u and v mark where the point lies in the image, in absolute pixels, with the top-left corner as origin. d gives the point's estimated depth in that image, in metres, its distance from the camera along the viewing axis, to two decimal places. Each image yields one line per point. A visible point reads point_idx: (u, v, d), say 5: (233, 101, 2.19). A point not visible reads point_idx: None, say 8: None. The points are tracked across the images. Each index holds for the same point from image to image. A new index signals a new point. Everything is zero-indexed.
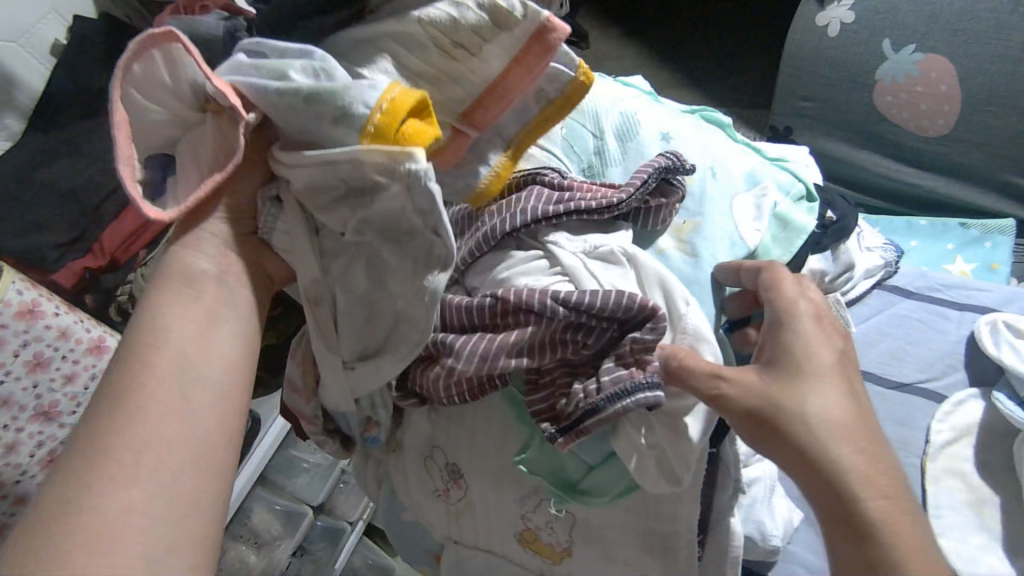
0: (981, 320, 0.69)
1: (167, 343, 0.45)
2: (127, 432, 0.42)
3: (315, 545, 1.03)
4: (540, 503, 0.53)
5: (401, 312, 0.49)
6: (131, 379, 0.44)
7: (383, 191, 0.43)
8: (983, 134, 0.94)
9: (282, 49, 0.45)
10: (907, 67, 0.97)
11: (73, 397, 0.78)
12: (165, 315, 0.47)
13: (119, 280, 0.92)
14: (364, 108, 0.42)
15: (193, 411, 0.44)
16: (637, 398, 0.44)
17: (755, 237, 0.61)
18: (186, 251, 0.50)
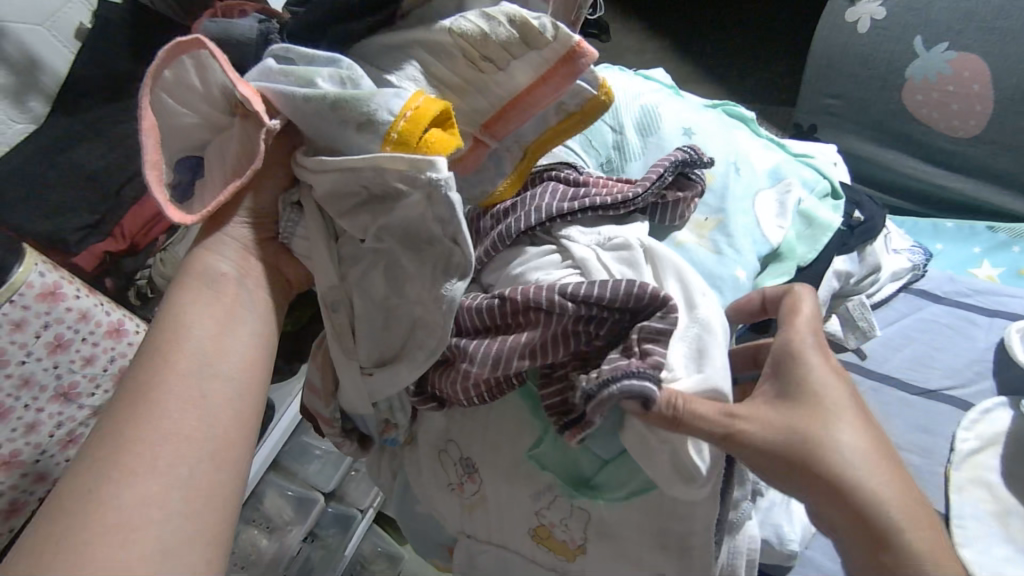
0: (1011, 328, 0.67)
1: (188, 338, 0.47)
2: (144, 424, 0.43)
3: (326, 531, 1.04)
4: (554, 499, 0.53)
5: (418, 319, 0.50)
6: (152, 373, 0.45)
7: (405, 198, 0.46)
8: (1017, 136, 0.92)
9: (307, 55, 0.48)
10: (939, 65, 0.95)
11: (93, 379, 0.80)
12: (187, 311, 0.48)
13: (138, 264, 0.95)
14: (388, 115, 0.44)
15: (210, 406, 0.45)
16: (624, 386, 0.42)
17: (777, 234, 0.60)
18: (209, 252, 0.52)
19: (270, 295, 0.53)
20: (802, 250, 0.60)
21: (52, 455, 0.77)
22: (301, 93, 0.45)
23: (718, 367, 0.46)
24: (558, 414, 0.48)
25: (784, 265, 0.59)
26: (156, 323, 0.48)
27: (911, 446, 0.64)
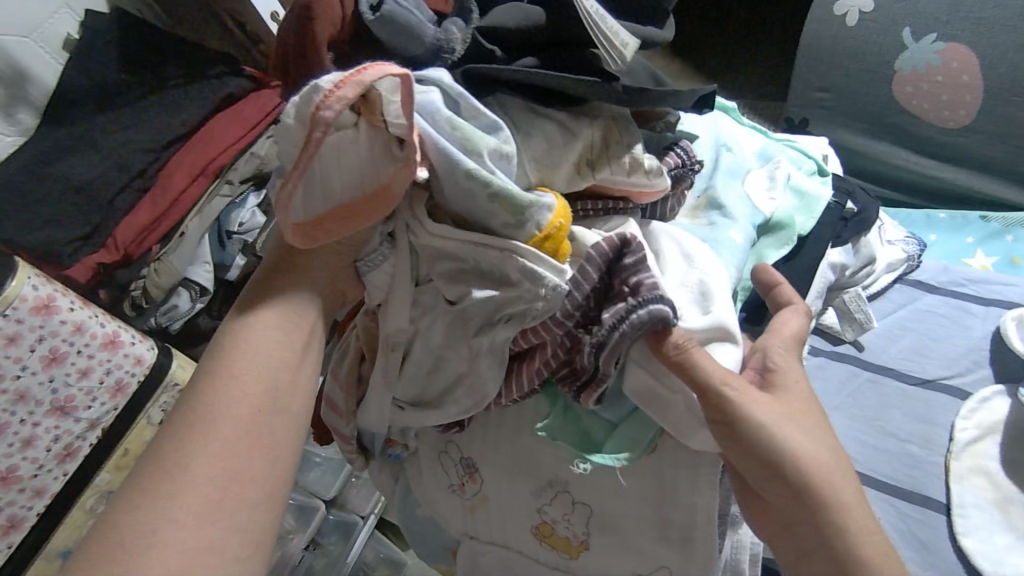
0: (1006, 316, 0.67)
1: (257, 364, 0.44)
2: (204, 453, 0.39)
3: (328, 539, 1.03)
4: (556, 495, 0.53)
5: (464, 375, 0.50)
6: (216, 397, 0.42)
7: (516, 288, 0.44)
8: (1007, 124, 0.92)
9: (476, 110, 0.42)
10: (929, 56, 0.95)
11: (89, 391, 0.83)
12: (259, 335, 0.45)
13: (133, 274, 0.97)
14: (537, 224, 0.44)
15: (273, 444, 0.42)
16: (633, 320, 0.42)
17: (769, 205, 0.59)
18: (285, 278, 0.49)
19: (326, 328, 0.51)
20: (800, 220, 0.60)
21: (50, 469, 0.81)
22: (466, 167, 0.41)
23: (723, 305, 0.46)
24: (569, 379, 0.47)
25: (781, 236, 0.59)
26: (224, 341, 0.45)
27: (909, 436, 0.64)
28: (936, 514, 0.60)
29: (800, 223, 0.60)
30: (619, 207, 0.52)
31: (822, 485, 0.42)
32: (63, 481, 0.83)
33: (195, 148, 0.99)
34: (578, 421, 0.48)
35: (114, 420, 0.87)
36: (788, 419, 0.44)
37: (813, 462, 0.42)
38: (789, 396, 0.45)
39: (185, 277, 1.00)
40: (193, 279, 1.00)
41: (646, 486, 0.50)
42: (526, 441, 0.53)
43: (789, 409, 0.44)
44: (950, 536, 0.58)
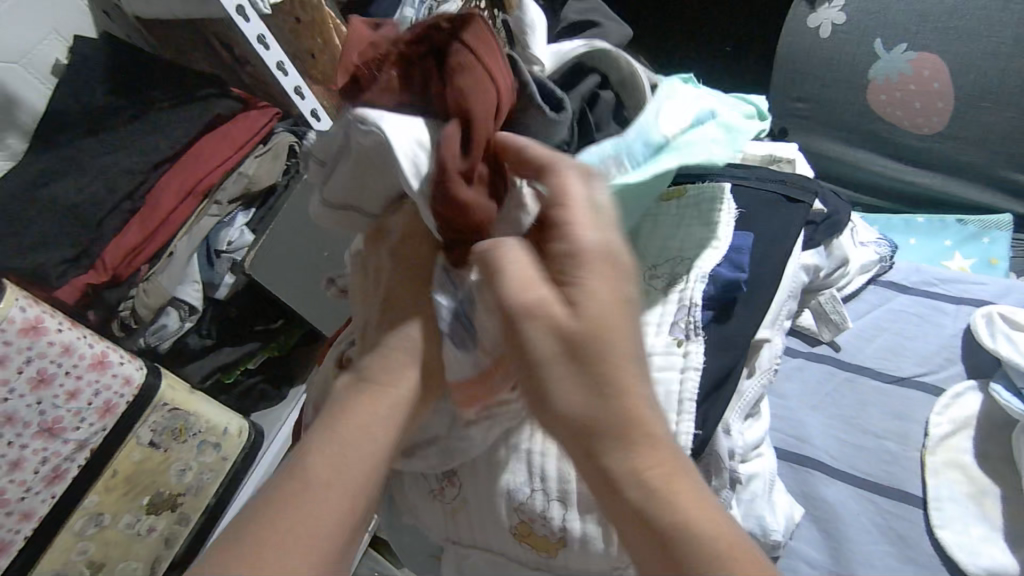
0: (977, 313, 0.68)
1: (352, 456, 0.47)
2: (289, 548, 0.44)
3: None
4: (537, 491, 0.52)
5: (441, 438, 0.54)
6: (304, 493, 0.46)
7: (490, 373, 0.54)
8: (980, 130, 0.94)
9: None
10: (900, 66, 0.98)
11: (77, 413, 0.84)
12: (359, 422, 0.49)
13: (122, 294, 0.97)
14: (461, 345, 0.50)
15: (338, 541, 0.46)
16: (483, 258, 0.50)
17: (678, 125, 0.53)
18: (390, 361, 0.52)
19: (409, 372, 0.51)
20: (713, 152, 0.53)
21: (37, 491, 0.82)
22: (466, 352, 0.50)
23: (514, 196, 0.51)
24: None
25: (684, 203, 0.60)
26: (327, 421, 0.49)
27: (886, 432, 0.65)
28: (914, 508, 0.61)
29: (710, 153, 0.52)
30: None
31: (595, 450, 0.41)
32: (51, 504, 0.84)
33: (184, 170, 1.00)
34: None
35: (103, 440, 0.87)
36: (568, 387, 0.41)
37: (612, 418, 0.40)
38: (589, 321, 0.40)
39: (174, 296, 1.00)
40: (182, 299, 1.01)
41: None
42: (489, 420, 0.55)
43: (560, 369, 0.41)
44: (927, 529, 0.60)
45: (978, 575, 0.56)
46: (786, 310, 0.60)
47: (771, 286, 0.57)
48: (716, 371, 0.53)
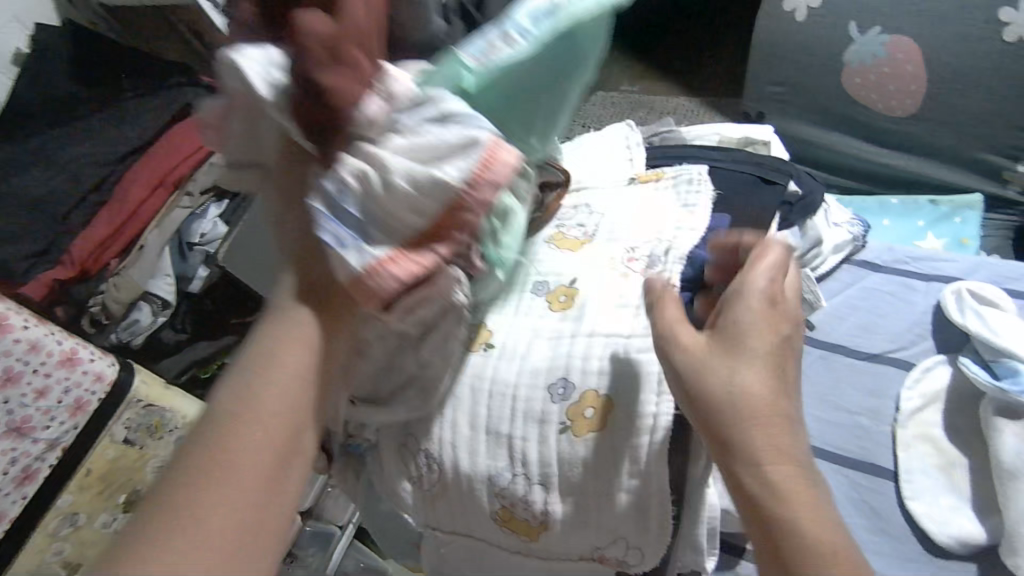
0: (947, 289, 0.70)
1: (271, 424, 0.38)
2: (213, 550, 0.34)
3: (306, 550, 1.03)
4: (518, 473, 0.51)
5: (412, 377, 0.55)
6: (220, 480, 0.36)
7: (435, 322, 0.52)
8: (950, 112, 0.96)
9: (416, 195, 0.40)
10: (875, 49, 0.98)
11: (47, 412, 0.82)
12: (270, 381, 0.39)
13: (91, 290, 0.95)
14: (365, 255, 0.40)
15: (278, 526, 0.38)
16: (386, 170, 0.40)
17: None
18: (286, 316, 0.42)
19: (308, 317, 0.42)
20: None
21: (8, 493, 0.80)
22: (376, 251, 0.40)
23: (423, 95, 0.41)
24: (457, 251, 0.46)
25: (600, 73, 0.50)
26: (228, 387, 0.39)
27: (859, 409, 0.66)
28: (885, 482, 0.62)
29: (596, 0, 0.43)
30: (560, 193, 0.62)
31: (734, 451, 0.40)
32: (23, 506, 0.82)
33: (152, 161, 0.98)
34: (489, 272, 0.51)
35: (74, 439, 0.85)
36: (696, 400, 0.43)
37: (745, 426, 0.40)
38: (720, 346, 0.43)
39: (146, 289, 0.97)
40: (154, 293, 0.98)
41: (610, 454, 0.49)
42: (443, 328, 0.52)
43: (719, 374, 0.42)
44: (899, 501, 0.61)
45: (947, 543, 0.58)
46: None
47: None
48: None
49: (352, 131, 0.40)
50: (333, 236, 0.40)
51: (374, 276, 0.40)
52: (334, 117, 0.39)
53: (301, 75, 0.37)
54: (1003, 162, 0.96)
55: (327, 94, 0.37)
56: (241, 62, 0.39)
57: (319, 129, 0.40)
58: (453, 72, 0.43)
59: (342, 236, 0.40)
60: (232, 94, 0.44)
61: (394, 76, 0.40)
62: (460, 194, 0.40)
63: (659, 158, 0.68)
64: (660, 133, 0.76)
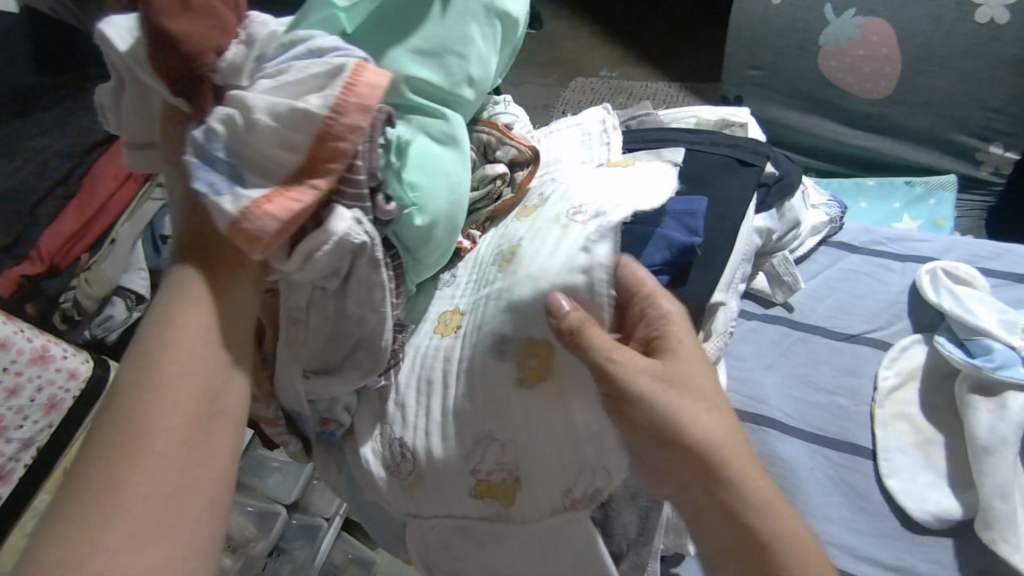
0: (921, 270, 0.71)
1: (180, 390, 0.41)
2: (143, 514, 0.37)
3: (292, 544, 1.02)
4: (488, 449, 0.50)
5: (362, 338, 0.51)
6: (139, 451, 0.38)
7: (353, 282, 0.47)
8: (924, 94, 0.97)
9: (285, 125, 0.41)
10: (850, 31, 0.99)
11: (19, 410, 0.80)
12: (175, 351, 0.42)
13: (63, 284, 0.93)
14: (233, 199, 0.40)
15: (211, 486, 0.40)
16: (256, 110, 0.41)
17: None
18: (185, 282, 0.45)
19: (197, 275, 0.45)
20: None
21: None
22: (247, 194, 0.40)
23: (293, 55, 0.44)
24: (350, 189, 0.44)
25: (493, 27, 0.54)
26: (134, 366, 0.41)
27: (837, 388, 0.67)
28: (864, 461, 0.63)
29: None
30: (530, 168, 0.61)
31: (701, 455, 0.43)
32: None
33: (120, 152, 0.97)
34: (405, 219, 0.48)
35: (49, 438, 0.83)
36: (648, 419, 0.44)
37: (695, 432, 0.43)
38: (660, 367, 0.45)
39: (119, 284, 0.93)
40: (128, 287, 0.94)
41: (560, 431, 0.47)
42: (358, 274, 0.46)
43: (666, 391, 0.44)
44: (877, 479, 0.62)
45: (924, 520, 0.58)
46: (739, 272, 0.60)
47: (724, 247, 0.57)
48: None
49: (217, 81, 0.44)
50: (206, 182, 0.41)
51: (249, 218, 0.40)
52: (191, 65, 0.42)
53: (149, 27, 0.41)
54: (975, 144, 0.97)
55: (177, 43, 0.41)
56: (108, 29, 0.44)
57: (185, 84, 0.43)
58: (325, 14, 0.50)
59: (216, 182, 0.41)
60: (120, 72, 0.47)
61: (253, 21, 0.44)
62: (325, 122, 0.41)
63: (637, 142, 0.67)
64: (638, 116, 0.75)
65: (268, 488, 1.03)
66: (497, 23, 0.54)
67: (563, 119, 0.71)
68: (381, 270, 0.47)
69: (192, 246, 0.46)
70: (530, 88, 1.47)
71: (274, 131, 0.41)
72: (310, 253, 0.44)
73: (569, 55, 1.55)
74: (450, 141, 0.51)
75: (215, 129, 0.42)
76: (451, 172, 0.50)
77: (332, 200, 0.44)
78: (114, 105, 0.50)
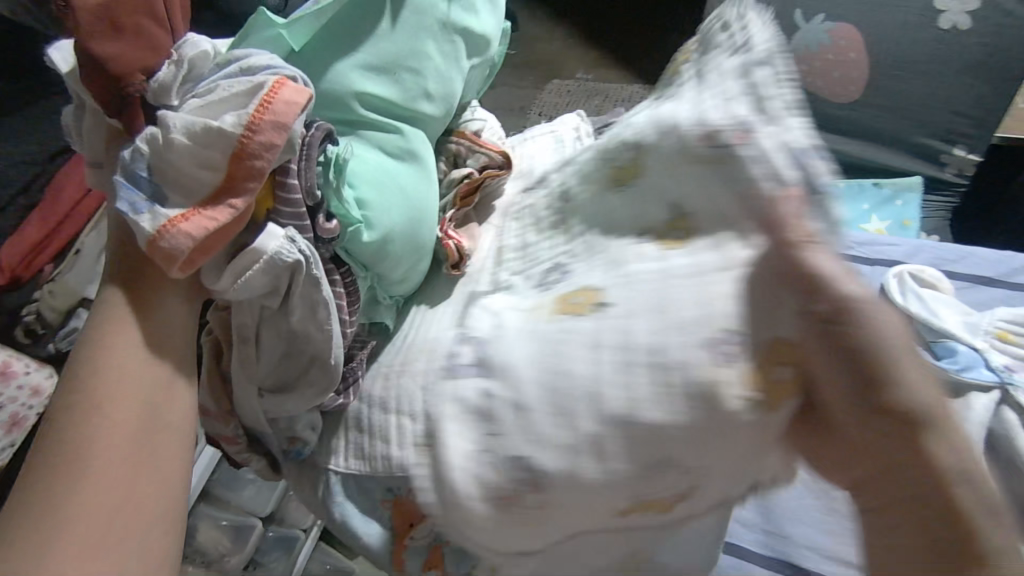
0: (889, 274, 0.70)
1: (117, 406, 0.41)
2: (85, 525, 0.37)
3: (269, 556, 1.00)
4: (665, 476, 0.36)
5: (316, 355, 0.49)
6: (79, 467, 0.38)
7: (292, 300, 0.46)
8: (892, 98, 0.99)
9: (207, 144, 0.40)
10: (820, 36, 1.01)
11: None
12: (108, 366, 0.42)
13: (23, 299, 0.89)
14: (150, 219, 0.40)
15: (157, 497, 0.41)
16: (178, 128, 0.40)
17: None
18: (111, 302, 0.45)
19: (118, 295, 0.45)
20: None
21: None
22: (166, 214, 0.40)
23: (226, 73, 0.43)
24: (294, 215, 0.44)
25: (453, 43, 0.54)
26: (68, 386, 0.42)
27: None
28: None
29: None
30: (501, 172, 0.62)
31: (933, 428, 0.31)
32: None
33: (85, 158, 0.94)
34: (351, 234, 0.48)
35: None
36: (773, 365, 0.34)
37: (918, 410, 0.31)
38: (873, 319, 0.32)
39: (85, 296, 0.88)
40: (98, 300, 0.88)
41: (723, 436, 0.34)
42: (297, 292, 0.45)
43: (903, 358, 0.32)
44: None
45: None
46: None
47: None
48: None
49: (149, 99, 0.43)
50: (127, 202, 0.40)
51: (164, 236, 0.39)
52: (120, 86, 0.42)
53: (79, 50, 0.40)
54: (940, 145, 0.98)
55: (106, 63, 0.41)
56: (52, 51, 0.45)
57: (114, 102, 0.42)
58: (270, 33, 0.49)
59: (137, 201, 0.40)
60: (79, 96, 0.46)
61: (186, 42, 0.43)
62: (240, 141, 0.40)
63: None
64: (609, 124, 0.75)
65: (243, 501, 1.00)
66: (457, 40, 0.54)
67: (537, 126, 0.71)
68: (322, 287, 0.45)
69: (119, 266, 0.46)
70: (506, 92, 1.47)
71: (195, 151, 0.40)
72: (241, 271, 0.43)
73: (544, 58, 1.54)
74: (405, 155, 0.52)
75: (140, 150, 0.41)
76: (404, 187, 0.51)
77: (270, 217, 0.44)
78: (75, 127, 0.48)
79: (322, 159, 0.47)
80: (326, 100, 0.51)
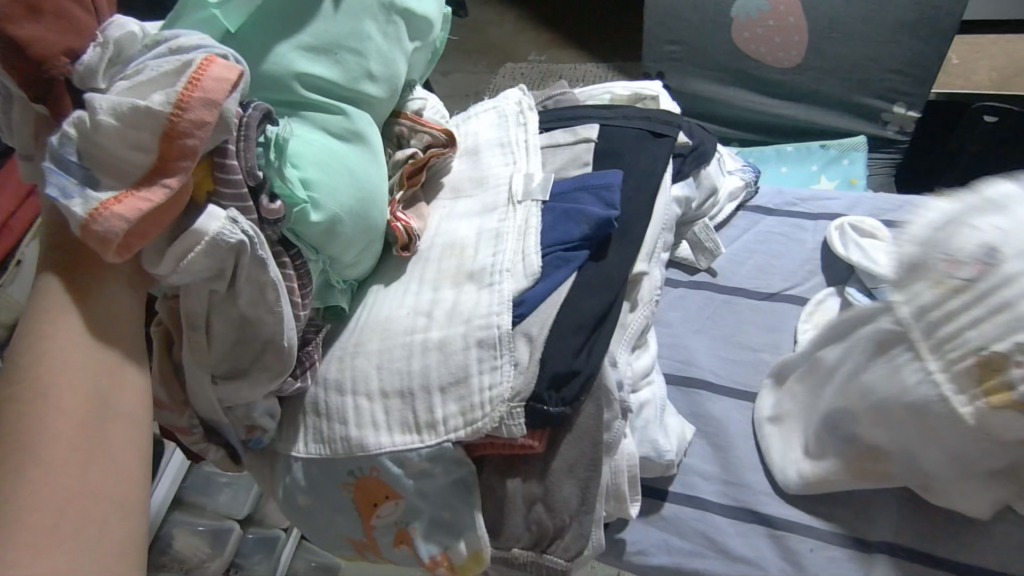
0: (831, 227, 0.74)
1: (61, 398, 0.40)
2: (36, 524, 0.36)
3: (251, 559, 0.98)
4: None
5: (268, 341, 0.48)
6: (27, 461, 0.38)
7: (238, 283, 0.45)
8: (832, 60, 1.01)
9: (138, 124, 0.39)
10: (758, 3, 1.01)
11: None
12: (48, 359, 0.40)
13: None
14: (82, 203, 0.38)
15: (112, 488, 0.40)
16: (105, 110, 0.38)
17: None
18: (46, 291, 0.43)
19: (54, 282, 0.43)
20: None
21: None
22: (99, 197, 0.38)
23: (155, 54, 0.41)
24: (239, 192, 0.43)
25: (394, 25, 0.54)
26: (7, 383, 0.40)
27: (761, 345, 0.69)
28: None
29: None
30: (447, 151, 0.62)
31: None
32: None
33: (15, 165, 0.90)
34: (298, 214, 0.47)
35: None
36: None
37: None
38: None
39: None
40: None
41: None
42: (243, 275, 0.44)
43: None
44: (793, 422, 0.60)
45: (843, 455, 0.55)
46: (661, 241, 0.62)
47: (642, 222, 0.57)
48: (594, 310, 0.51)
49: (76, 82, 0.41)
50: (56, 187, 0.38)
51: (97, 220, 0.38)
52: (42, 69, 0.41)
53: None
54: (881, 105, 1.02)
55: (27, 46, 0.39)
56: None
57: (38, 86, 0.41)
58: (202, 14, 0.47)
59: (67, 185, 0.39)
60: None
61: (111, 25, 0.42)
62: (170, 119, 0.39)
63: (553, 121, 0.67)
64: (553, 96, 0.75)
65: (219, 505, 0.99)
66: (397, 21, 0.54)
67: (480, 102, 0.70)
68: (268, 267, 0.44)
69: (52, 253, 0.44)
70: (459, 77, 1.47)
71: (125, 133, 0.39)
72: (183, 255, 0.42)
73: (495, 42, 1.54)
74: (351, 136, 0.51)
75: (68, 133, 0.39)
76: (352, 168, 0.50)
77: (211, 200, 0.43)
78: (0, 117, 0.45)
79: (263, 139, 0.46)
80: (266, 82, 0.49)
